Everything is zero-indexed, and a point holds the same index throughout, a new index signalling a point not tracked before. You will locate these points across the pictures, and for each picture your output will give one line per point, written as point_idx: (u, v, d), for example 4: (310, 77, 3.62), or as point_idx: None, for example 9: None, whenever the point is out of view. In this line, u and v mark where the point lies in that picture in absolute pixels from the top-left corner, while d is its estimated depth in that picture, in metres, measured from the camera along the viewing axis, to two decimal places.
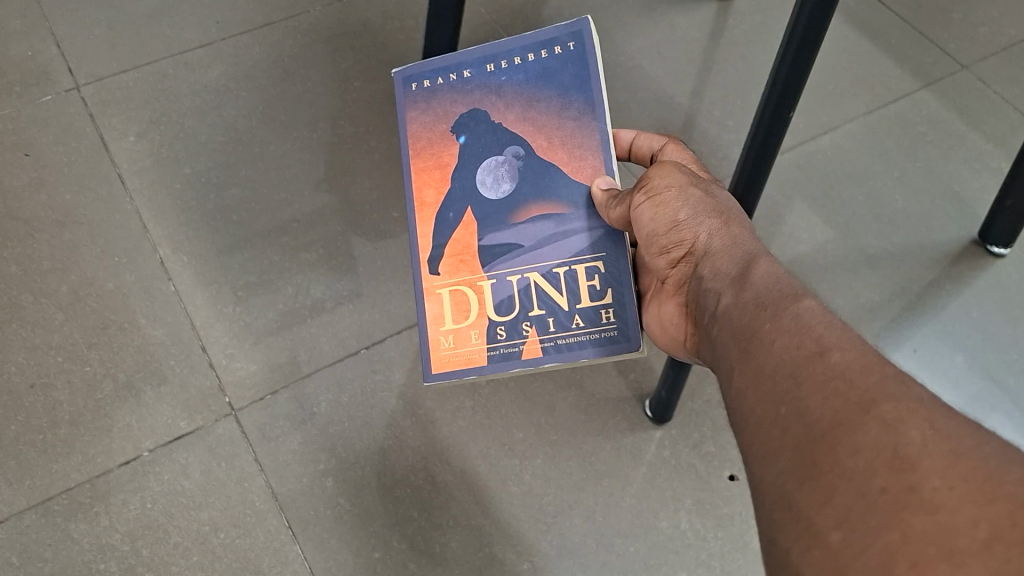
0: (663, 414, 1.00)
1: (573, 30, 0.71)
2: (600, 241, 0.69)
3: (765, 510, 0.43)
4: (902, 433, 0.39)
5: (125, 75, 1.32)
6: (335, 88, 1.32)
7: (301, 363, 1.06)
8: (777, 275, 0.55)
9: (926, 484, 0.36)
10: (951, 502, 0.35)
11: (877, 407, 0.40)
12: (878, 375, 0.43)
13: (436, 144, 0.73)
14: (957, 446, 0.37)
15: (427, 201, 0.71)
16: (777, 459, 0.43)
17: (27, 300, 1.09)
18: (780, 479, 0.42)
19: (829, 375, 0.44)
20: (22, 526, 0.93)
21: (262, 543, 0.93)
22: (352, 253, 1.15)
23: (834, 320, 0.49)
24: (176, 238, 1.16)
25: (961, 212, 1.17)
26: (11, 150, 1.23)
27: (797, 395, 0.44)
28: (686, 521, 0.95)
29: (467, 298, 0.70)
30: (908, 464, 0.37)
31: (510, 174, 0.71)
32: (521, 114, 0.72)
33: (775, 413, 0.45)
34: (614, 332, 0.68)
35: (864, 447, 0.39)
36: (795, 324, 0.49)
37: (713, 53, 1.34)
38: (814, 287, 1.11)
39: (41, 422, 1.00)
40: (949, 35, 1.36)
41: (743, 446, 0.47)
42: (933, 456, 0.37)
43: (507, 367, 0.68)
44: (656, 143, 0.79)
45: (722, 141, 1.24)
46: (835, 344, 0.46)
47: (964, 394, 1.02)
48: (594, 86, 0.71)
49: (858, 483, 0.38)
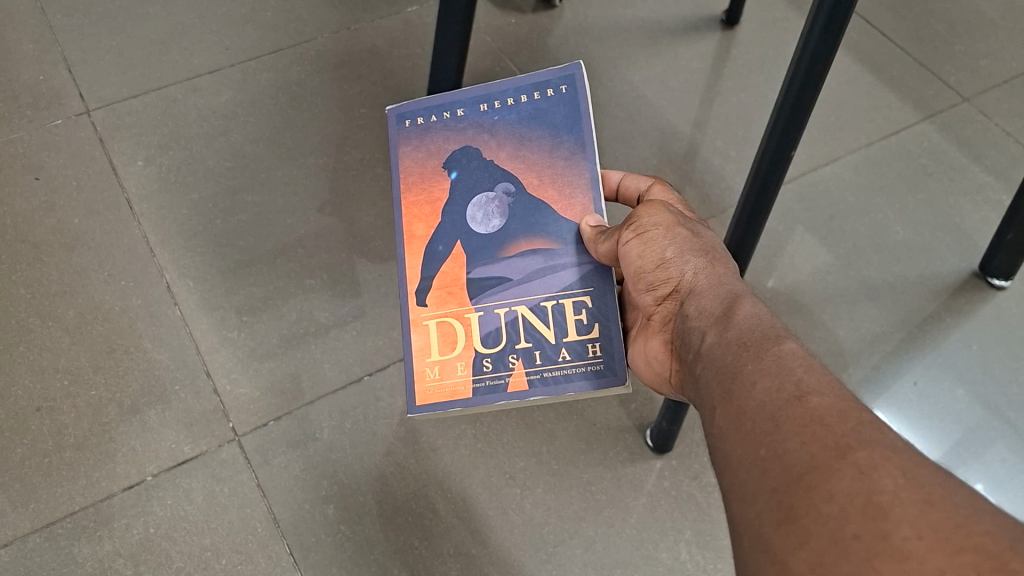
0: (664, 444, 1.00)
1: (566, 74, 0.75)
2: (589, 276, 0.70)
3: (746, 555, 0.43)
4: (875, 480, 0.39)
5: (135, 100, 1.33)
6: (342, 115, 1.33)
7: (304, 388, 1.06)
8: (761, 316, 0.55)
9: (897, 532, 0.36)
10: (922, 550, 0.35)
11: (852, 453, 0.41)
12: (855, 421, 0.43)
13: (427, 180, 0.74)
14: (929, 495, 0.37)
15: (416, 234, 0.73)
16: (756, 499, 0.43)
17: (35, 323, 1.10)
18: (758, 521, 0.43)
19: (807, 418, 0.44)
20: (26, 549, 0.94)
21: (264, 569, 0.93)
22: (355, 279, 1.16)
23: (815, 364, 0.49)
24: (181, 262, 1.17)
25: (962, 244, 1.17)
26: (22, 173, 1.24)
27: (776, 438, 0.45)
28: (686, 552, 0.94)
29: (455, 330, 0.70)
30: (881, 511, 0.37)
31: (501, 211, 0.72)
32: (512, 152, 0.74)
33: (754, 456, 0.45)
34: (601, 366, 0.68)
35: (839, 493, 0.39)
36: (776, 366, 0.49)
37: (717, 83, 1.35)
38: (817, 317, 1.11)
39: (47, 446, 1.00)
40: (951, 67, 1.36)
41: (725, 487, 0.47)
42: (906, 503, 0.37)
43: (492, 400, 0.67)
44: (644, 183, 0.79)
45: (725, 170, 1.25)
46: (814, 388, 0.46)
47: (964, 427, 1.02)
48: (584, 127, 0.74)
49: (832, 528, 0.38)
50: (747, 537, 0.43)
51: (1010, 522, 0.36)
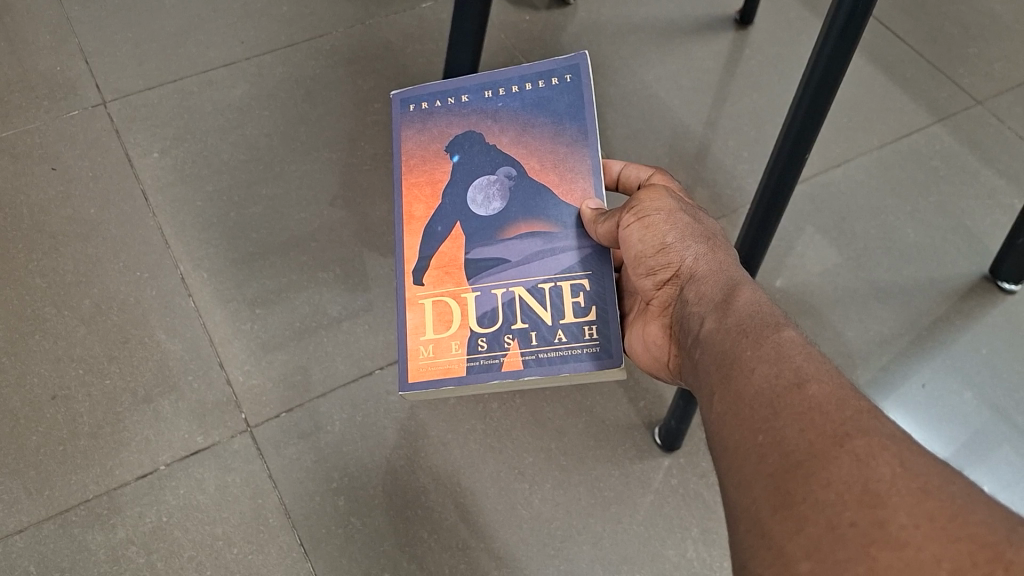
0: (673, 442, 1.00)
1: (571, 63, 0.76)
2: (589, 259, 0.70)
3: (741, 538, 0.43)
4: (873, 468, 0.39)
5: (151, 92, 1.34)
6: (356, 110, 1.33)
7: (314, 382, 1.07)
8: (760, 303, 0.55)
9: (894, 520, 0.36)
10: (918, 537, 0.35)
11: (850, 441, 0.41)
12: (852, 409, 0.43)
13: (429, 162, 0.75)
14: (926, 484, 0.38)
15: (416, 215, 0.73)
16: (753, 485, 0.44)
17: (50, 312, 1.11)
18: (753, 505, 0.43)
19: (805, 405, 0.45)
20: (40, 536, 0.95)
21: (275, 559, 0.94)
22: (366, 272, 1.16)
23: (813, 351, 0.49)
24: (196, 253, 1.18)
25: (973, 247, 1.16)
26: (38, 163, 1.25)
27: (774, 424, 0.45)
28: (692, 550, 0.95)
29: (450, 309, 0.70)
30: (878, 499, 0.38)
31: (501, 193, 0.73)
32: (515, 138, 0.74)
33: (752, 441, 0.46)
34: (598, 348, 0.67)
35: (836, 481, 0.40)
36: (775, 353, 0.49)
37: (730, 82, 1.35)
38: (826, 318, 1.11)
39: (62, 433, 1.01)
40: (965, 70, 1.36)
41: (722, 471, 0.47)
42: (902, 493, 0.37)
43: (486, 379, 0.67)
44: (644, 173, 0.79)
45: (737, 170, 1.25)
46: (812, 375, 0.47)
47: (971, 432, 1.01)
48: (587, 115, 0.74)
49: (829, 515, 0.38)
50: (741, 522, 0.43)
51: (1004, 512, 0.37)
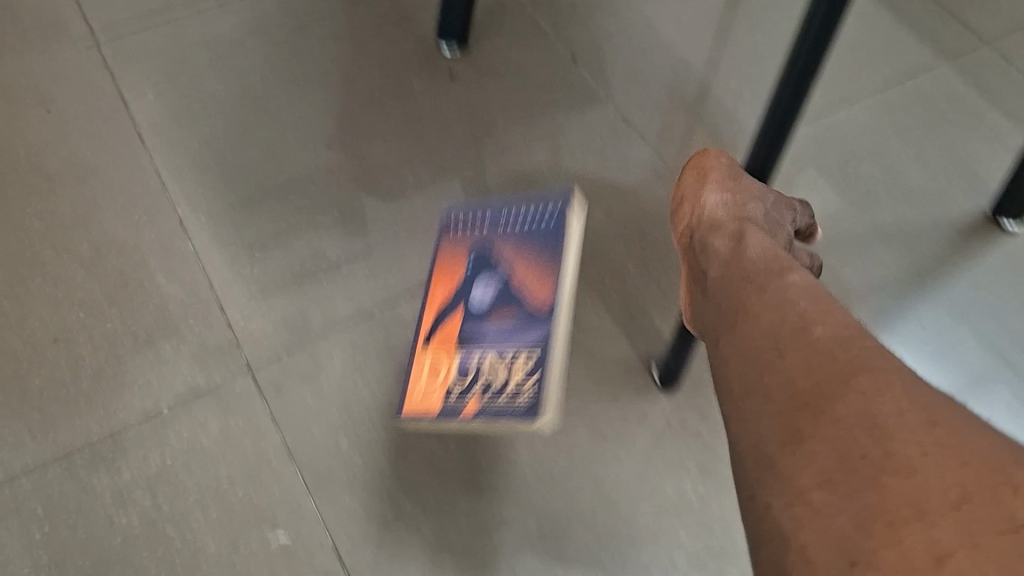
0: (672, 381, 1.00)
1: None
2: None
3: (775, 493, 0.50)
4: (922, 472, 0.44)
5: (145, 31, 1.32)
6: (354, 49, 1.32)
7: (315, 325, 1.07)
8: (808, 272, 0.62)
9: (936, 511, 0.43)
10: (949, 533, 0.41)
11: (888, 427, 0.47)
12: (895, 388, 0.49)
13: None
14: (969, 474, 0.43)
15: None
16: (794, 448, 0.50)
17: (49, 256, 1.11)
18: (794, 474, 0.49)
19: (852, 382, 0.50)
20: (46, 477, 0.96)
21: (279, 499, 0.96)
22: (365, 215, 1.16)
23: (853, 326, 0.55)
24: (193, 197, 1.17)
25: (975, 189, 1.16)
26: (32, 104, 1.24)
27: (821, 385, 0.51)
28: (690, 486, 0.96)
29: None
30: (923, 512, 0.43)
31: None
32: None
33: (783, 392, 0.52)
34: None
35: (899, 488, 0.44)
36: (798, 312, 0.56)
37: (733, 18, 1.33)
38: (826, 259, 1.12)
39: (64, 376, 1.02)
40: (972, 9, 1.34)
41: (726, 407, 0.56)
42: (946, 482, 0.43)
43: None
44: None
45: (739, 109, 1.23)
46: (821, 330, 0.55)
47: (969, 373, 1.03)
48: None
49: (879, 503, 0.44)
50: (748, 455, 0.52)
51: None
